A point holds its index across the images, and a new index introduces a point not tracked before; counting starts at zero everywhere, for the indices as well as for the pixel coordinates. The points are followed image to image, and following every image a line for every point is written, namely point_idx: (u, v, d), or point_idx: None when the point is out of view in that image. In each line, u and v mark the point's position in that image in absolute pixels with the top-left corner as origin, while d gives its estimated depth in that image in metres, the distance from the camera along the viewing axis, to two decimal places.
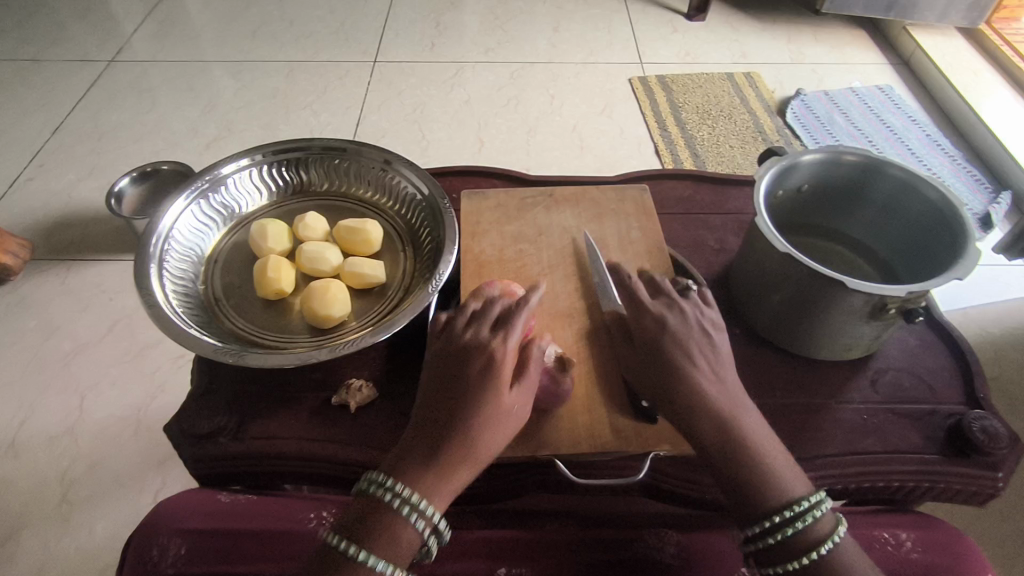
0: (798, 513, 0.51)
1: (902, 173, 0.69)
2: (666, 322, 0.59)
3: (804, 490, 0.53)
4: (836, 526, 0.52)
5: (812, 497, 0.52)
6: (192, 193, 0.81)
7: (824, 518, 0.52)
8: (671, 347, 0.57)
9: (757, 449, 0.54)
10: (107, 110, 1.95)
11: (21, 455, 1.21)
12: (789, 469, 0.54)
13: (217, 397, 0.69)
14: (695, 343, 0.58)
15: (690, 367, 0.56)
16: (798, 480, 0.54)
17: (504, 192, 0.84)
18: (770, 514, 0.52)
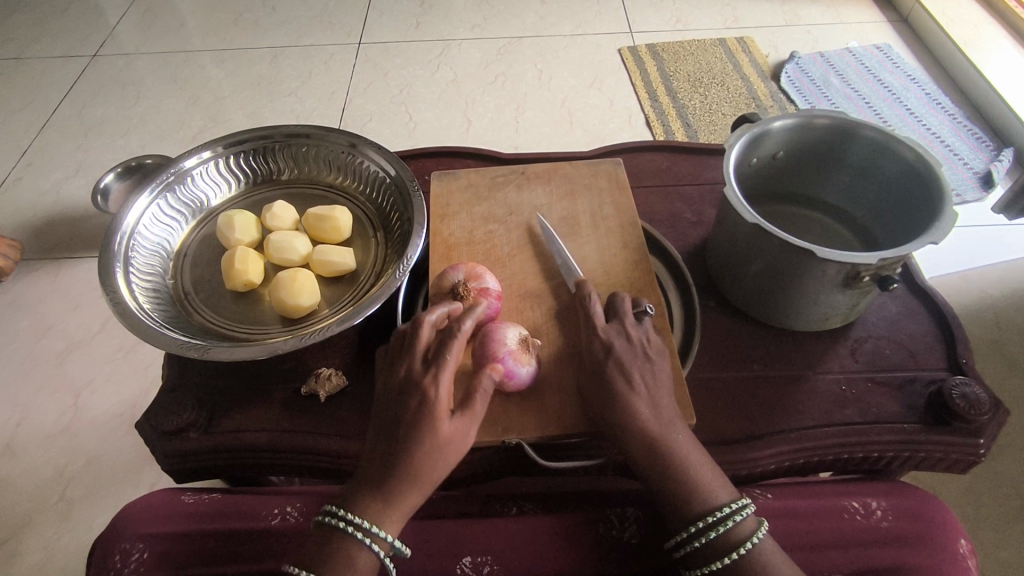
0: (718, 520, 0.53)
1: (876, 134, 0.66)
2: (607, 340, 0.58)
3: (726, 496, 0.55)
4: (758, 525, 0.54)
5: (733, 503, 0.54)
6: (156, 187, 0.80)
7: (745, 521, 0.54)
8: (607, 369, 0.57)
9: (688, 469, 0.55)
10: (92, 106, 1.94)
11: (20, 453, 1.23)
12: (712, 478, 0.56)
13: (186, 393, 0.68)
14: (636, 364, 0.57)
15: (624, 383, 0.56)
16: (720, 487, 0.55)
17: (474, 171, 0.82)
18: (694, 521, 0.54)
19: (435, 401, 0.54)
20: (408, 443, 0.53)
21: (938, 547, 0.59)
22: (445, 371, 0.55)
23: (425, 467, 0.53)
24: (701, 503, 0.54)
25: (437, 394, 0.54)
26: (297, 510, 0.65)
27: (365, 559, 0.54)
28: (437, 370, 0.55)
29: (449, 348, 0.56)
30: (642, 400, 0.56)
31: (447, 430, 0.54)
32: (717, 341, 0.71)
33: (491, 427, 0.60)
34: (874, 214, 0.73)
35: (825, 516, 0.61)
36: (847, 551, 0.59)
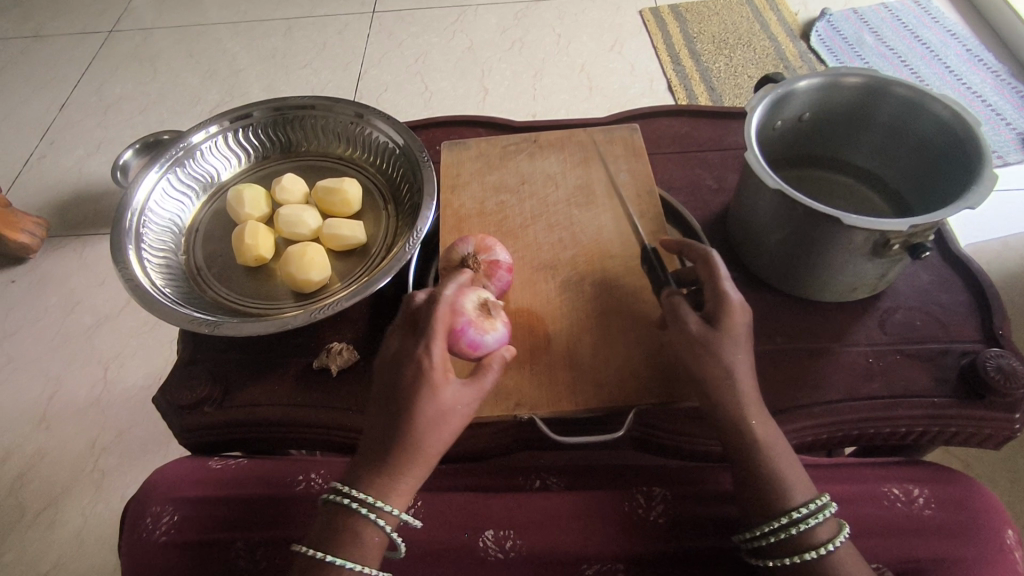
0: (798, 518, 0.48)
1: (910, 93, 0.62)
2: (738, 318, 0.52)
3: (808, 494, 0.49)
4: (840, 528, 0.49)
5: (815, 501, 0.49)
6: (165, 164, 0.79)
7: (825, 524, 0.48)
8: (729, 350, 0.51)
9: (773, 453, 0.50)
10: (111, 83, 1.94)
11: (54, 425, 1.27)
12: (794, 468, 0.50)
13: (200, 368, 0.68)
14: (740, 332, 0.52)
15: (735, 363, 0.51)
16: (802, 481, 0.50)
17: (485, 140, 0.80)
18: (774, 517, 0.49)
19: (429, 372, 0.50)
20: (407, 414, 0.50)
21: (986, 538, 0.55)
22: (438, 339, 0.51)
23: (428, 435, 0.50)
24: (787, 496, 0.49)
25: (430, 362, 0.50)
26: (320, 477, 0.65)
27: (377, 538, 0.51)
28: (429, 339, 0.51)
29: (437, 316, 0.52)
30: (749, 384, 0.51)
31: (452, 399, 0.51)
32: None
33: (503, 402, 0.59)
34: (907, 177, 0.69)
35: (863, 501, 0.58)
36: (886, 539, 0.56)
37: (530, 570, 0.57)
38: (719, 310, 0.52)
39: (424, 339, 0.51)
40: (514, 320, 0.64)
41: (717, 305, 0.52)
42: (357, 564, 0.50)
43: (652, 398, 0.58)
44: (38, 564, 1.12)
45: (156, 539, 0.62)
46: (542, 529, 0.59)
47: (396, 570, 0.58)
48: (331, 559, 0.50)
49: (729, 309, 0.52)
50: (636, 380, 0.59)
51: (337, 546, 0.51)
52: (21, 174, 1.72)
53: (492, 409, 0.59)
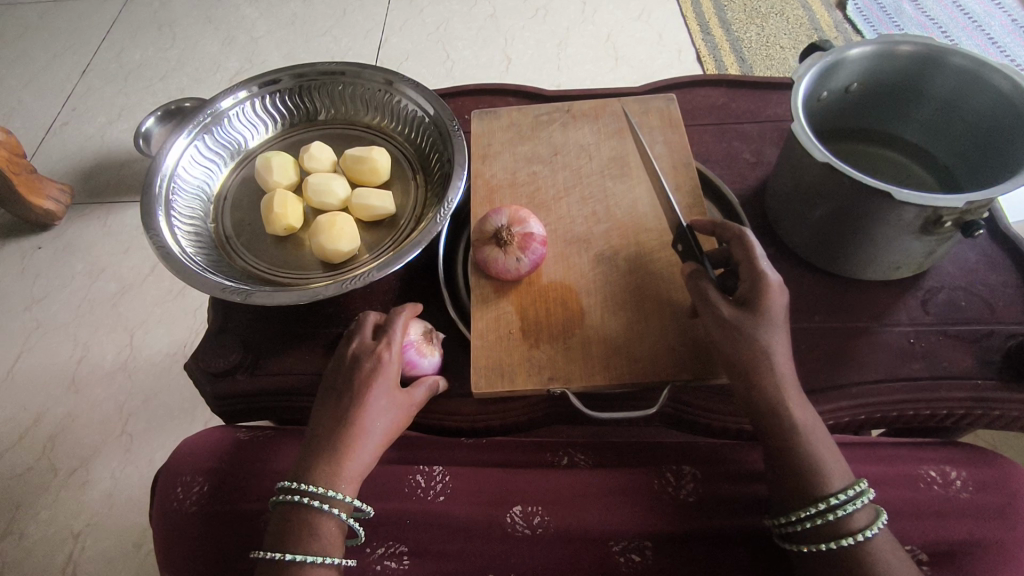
0: (836, 505, 0.47)
1: (968, 62, 0.59)
2: (775, 301, 0.50)
3: (846, 479, 0.48)
4: (877, 517, 0.47)
5: (853, 488, 0.47)
6: (194, 129, 0.78)
7: (861, 512, 0.47)
8: (768, 332, 0.50)
9: (807, 437, 0.49)
10: (131, 49, 1.93)
11: (82, 389, 1.29)
12: (831, 453, 0.49)
13: (230, 336, 0.69)
14: (779, 313, 0.50)
15: (772, 344, 0.50)
16: (839, 466, 0.48)
17: (517, 110, 0.78)
18: (811, 502, 0.47)
19: (385, 368, 0.54)
20: (359, 402, 0.53)
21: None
22: (396, 340, 0.56)
23: (373, 424, 0.53)
24: (825, 481, 0.47)
25: (387, 361, 0.55)
26: None
27: (334, 527, 0.51)
28: (384, 344, 0.55)
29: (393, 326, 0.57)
30: (784, 365, 0.50)
31: (395, 399, 0.55)
32: None
33: (536, 375, 0.59)
34: (957, 152, 0.67)
35: (898, 483, 0.57)
36: (922, 521, 0.55)
37: (557, 546, 0.57)
38: (757, 293, 0.50)
39: (382, 340, 0.56)
40: (549, 295, 0.63)
41: (756, 286, 0.51)
42: (320, 557, 0.50)
43: (688, 374, 0.57)
44: (71, 523, 1.15)
45: (187, 507, 0.63)
46: (569, 507, 0.59)
47: (425, 542, 0.58)
48: (294, 556, 0.49)
49: (768, 291, 0.50)
50: (670, 357, 0.58)
51: (294, 543, 0.50)
52: (45, 141, 1.73)
53: (525, 382, 0.58)
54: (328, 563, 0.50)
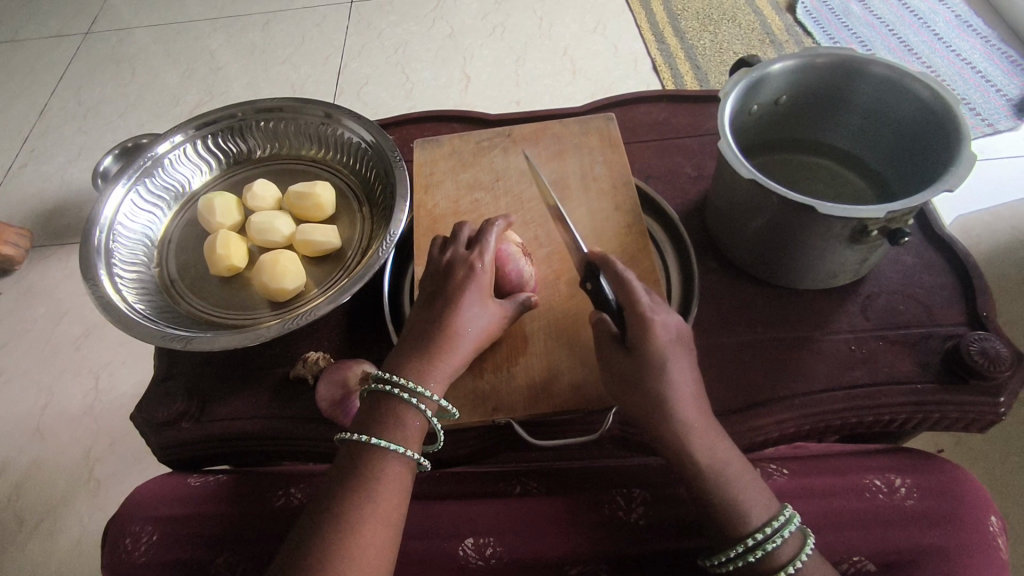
0: (766, 535, 0.47)
1: (888, 72, 0.60)
2: (660, 336, 0.51)
3: (767, 513, 0.48)
4: (805, 541, 0.48)
5: (780, 514, 0.48)
6: (131, 178, 0.77)
7: (789, 540, 0.48)
8: (660, 370, 0.50)
9: (716, 473, 0.49)
10: (88, 86, 1.91)
11: (47, 436, 1.26)
12: (753, 486, 0.50)
13: (175, 384, 0.68)
14: (671, 353, 0.51)
15: (668, 382, 0.50)
16: (761, 498, 0.49)
17: (458, 136, 0.78)
18: (738, 541, 0.48)
19: (478, 277, 0.57)
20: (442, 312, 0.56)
21: (968, 525, 0.55)
22: (488, 253, 0.58)
23: (468, 327, 0.56)
24: (746, 519, 0.48)
25: (480, 270, 0.57)
26: (301, 491, 0.63)
27: (416, 425, 0.54)
28: (478, 250, 0.58)
29: (485, 235, 0.59)
30: (690, 396, 0.51)
31: (487, 303, 0.57)
32: (718, 303, 0.67)
33: (480, 407, 0.58)
34: (886, 158, 0.68)
35: (843, 493, 0.58)
36: (867, 532, 0.56)
37: None
38: (642, 337, 0.51)
39: (475, 251, 0.58)
40: None
41: (637, 326, 0.51)
42: (400, 446, 0.52)
43: None
44: None
45: (135, 559, 0.60)
46: (523, 538, 0.58)
47: None
48: (378, 442, 0.52)
49: (649, 326, 0.51)
50: None
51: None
52: (3, 184, 1.70)
53: (470, 414, 0.58)
54: (403, 457, 0.52)
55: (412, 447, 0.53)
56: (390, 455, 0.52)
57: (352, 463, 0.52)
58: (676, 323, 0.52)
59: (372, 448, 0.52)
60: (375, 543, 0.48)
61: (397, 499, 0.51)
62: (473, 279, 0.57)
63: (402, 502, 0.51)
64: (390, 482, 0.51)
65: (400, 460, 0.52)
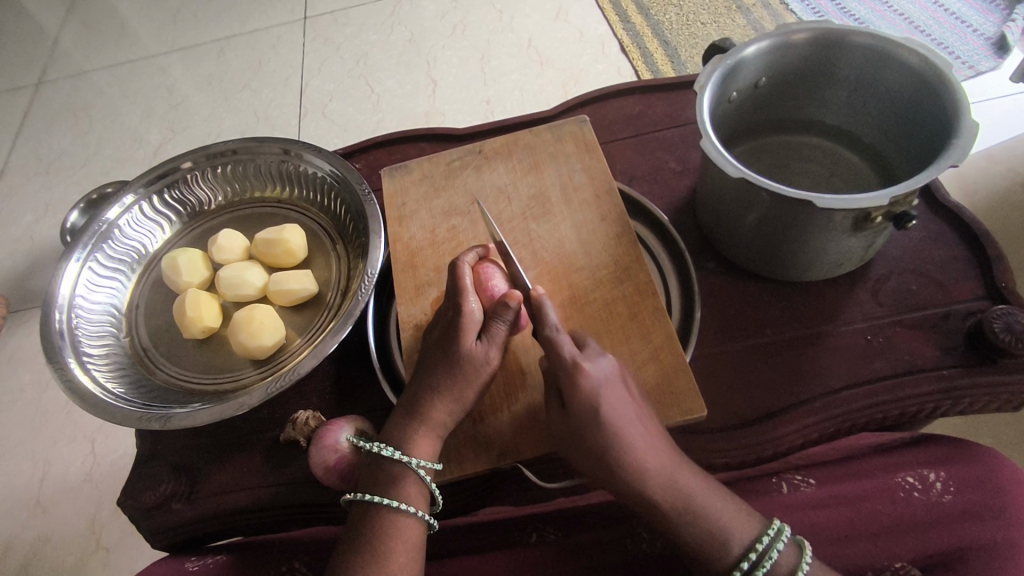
0: (761, 554, 0.45)
1: (872, 42, 0.56)
2: (587, 383, 0.46)
3: (752, 534, 0.46)
4: (801, 551, 0.46)
5: (769, 529, 0.47)
6: (85, 250, 0.73)
7: (785, 551, 0.46)
8: (594, 419, 0.46)
9: (693, 507, 0.46)
10: (48, 138, 1.85)
11: (49, 509, 1.22)
12: (729, 510, 0.47)
13: (160, 463, 0.64)
14: (606, 399, 0.46)
15: (614, 426, 0.46)
16: (741, 521, 0.47)
17: (426, 159, 0.73)
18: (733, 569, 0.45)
19: (461, 322, 0.52)
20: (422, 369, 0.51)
21: (1010, 518, 0.52)
22: (468, 291, 0.53)
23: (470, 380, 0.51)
24: (728, 547, 0.45)
25: (462, 314, 0.52)
26: (304, 564, 0.59)
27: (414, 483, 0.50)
28: (460, 295, 0.53)
29: (459, 274, 0.54)
30: (635, 435, 0.46)
31: (472, 348, 0.51)
32: (721, 306, 0.63)
33: (484, 454, 0.54)
34: (878, 130, 0.64)
35: (878, 497, 0.55)
36: (903, 536, 0.53)
37: None
38: (569, 385, 0.47)
39: (456, 294, 0.54)
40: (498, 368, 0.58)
41: (564, 374, 0.47)
42: (398, 501, 0.49)
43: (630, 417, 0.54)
44: None
45: None
46: None
47: None
48: (379, 499, 0.49)
49: (575, 373, 0.46)
50: None
51: None
52: None
53: (473, 464, 0.54)
54: (408, 513, 0.49)
55: (416, 502, 0.50)
56: (393, 512, 0.49)
57: (355, 527, 0.49)
58: (604, 364, 0.48)
59: (371, 508, 0.49)
60: None
61: (410, 558, 0.48)
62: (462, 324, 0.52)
63: (415, 564, 0.48)
64: (399, 541, 0.48)
65: (406, 517, 0.49)
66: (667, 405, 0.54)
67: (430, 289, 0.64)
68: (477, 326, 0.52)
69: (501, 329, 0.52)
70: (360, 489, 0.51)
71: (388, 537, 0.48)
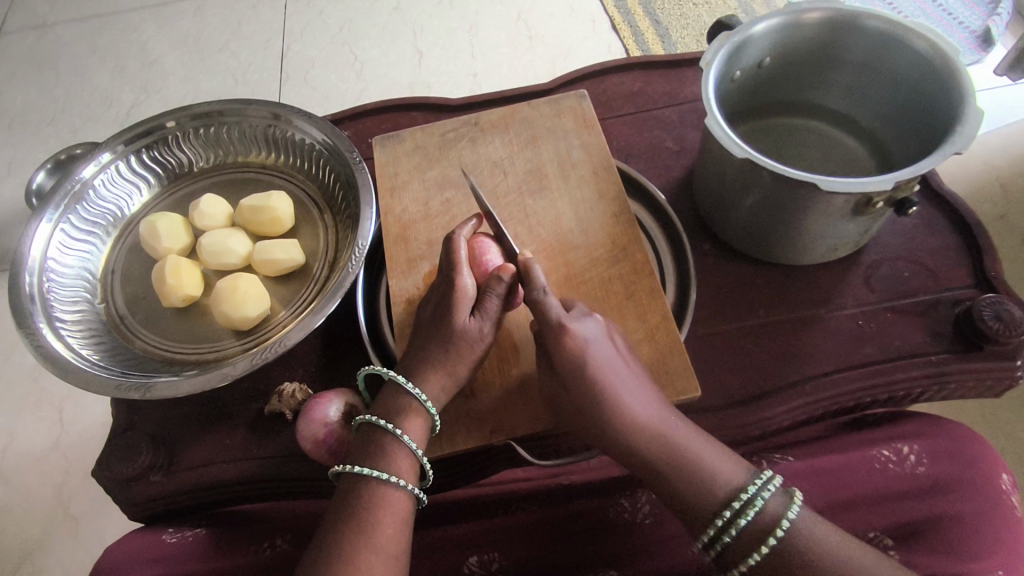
0: (746, 502, 0.45)
1: (880, 26, 0.56)
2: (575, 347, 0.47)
3: (739, 481, 0.46)
4: (791, 499, 0.45)
5: (757, 477, 0.47)
6: (57, 210, 0.69)
7: (772, 498, 0.46)
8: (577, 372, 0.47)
9: (681, 457, 0.47)
10: (10, 93, 1.76)
11: (14, 479, 1.18)
12: (717, 459, 0.47)
13: (138, 433, 0.62)
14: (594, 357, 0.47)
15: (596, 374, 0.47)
16: (730, 468, 0.47)
17: (420, 130, 0.71)
18: (717, 515, 0.46)
19: (454, 299, 0.50)
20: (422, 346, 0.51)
21: (979, 488, 0.53)
22: (463, 266, 0.51)
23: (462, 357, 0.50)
24: (713, 492, 0.46)
25: (456, 290, 0.51)
26: (288, 540, 0.58)
27: (404, 457, 0.49)
28: (454, 269, 0.51)
29: (455, 247, 0.52)
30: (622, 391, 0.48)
31: (467, 327, 0.50)
32: (716, 289, 0.63)
33: (477, 431, 0.54)
34: (882, 118, 0.64)
35: (854, 468, 0.56)
36: (877, 507, 0.54)
37: None
38: (555, 345, 0.48)
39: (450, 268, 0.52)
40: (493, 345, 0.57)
41: (549, 333, 0.48)
42: (386, 473, 0.48)
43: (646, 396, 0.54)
44: None
45: None
46: (530, 551, 0.56)
47: None
48: (367, 470, 0.48)
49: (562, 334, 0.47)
50: None
51: None
52: None
53: (466, 440, 0.54)
54: (397, 485, 0.48)
55: (406, 474, 0.49)
56: (380, 484, 0.48)
57: (342, 498, 0.48)
58: (590, 327, 0.49)
59: (360, 479, 0.48)
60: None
61: (397, 531, 0.47)
62: (456, 301, 0.51)
63: (403, 538, 0.47)
64: (386, 513, 0.47)
65: (394, 489, 0.48)
66: (661, 385, 0.54)
67: (422, 263, 0.62)
68: (471, 303, 0.51)
69: (496, 305, 0.51)
70: (350, 459, 0.50)
71: (376, 509, 0.47)
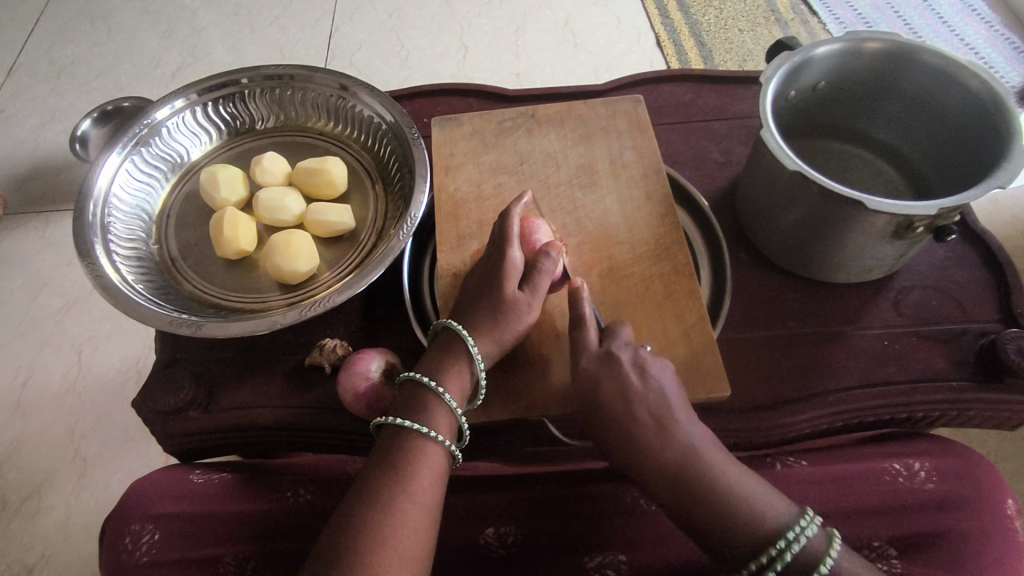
0: (790, 542, 0.44)
1: (938, 62, 0.58)
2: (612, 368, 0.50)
3: (782, 519, 0.45)
4: (831, 541, 0.45)
5: (801, 516, 0.45)
6: (126, 146, 0.72)
7: (814, 539, 0.45)
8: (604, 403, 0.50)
9: (716, 484, 0.47)
10: (62, 43, 1.79)
11: (28, 415, 1.18)
12: (756, 492, 0.47)
13: (181, 370, 0.64)
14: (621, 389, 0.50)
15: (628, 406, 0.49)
16: (774, 505, 0.46)
17: (479, 115, 0.74)
18: (754, 554, 0.45)
19: (503, 271, 0.54)
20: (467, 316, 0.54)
21: (982, 509, 0.56)
22: (513, 243, 0.55)
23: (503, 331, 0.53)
24: (752, 529, 0.45)
25: (506, 264, 0.54)
26: (311, 492, 0.61)
27: (444, 416, 0.52)
28: (506, 245, 0.55)
29: (509, 224, 0.56)
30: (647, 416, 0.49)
31: (516, 298, 0.54)
32: (749, 297, 0.65)
33: (511, 405, 0.56)
34: (926, 153, 0.66)
35: (866, 479, 0.58)
36: (884, 517, 0.56)
37: (534, 558, 0.57)
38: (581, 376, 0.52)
39: (502, 245, 0.55)
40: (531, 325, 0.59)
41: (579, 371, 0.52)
42: (426, 428, 0.50)
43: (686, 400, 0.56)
44: (22, 557, 1.05)
45: (137, 559, 0.57)
46: (544, 528, 0.58)
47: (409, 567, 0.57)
48: (409, 424, 0.50)
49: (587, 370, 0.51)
50: None
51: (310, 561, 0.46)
52: None
53: (500, 411, 0.56)
54: (435, 440, 0.50)
55: (444, 432, 0.51)
56: (421, 438, 0.50)
57: (384, 448, 0.50)
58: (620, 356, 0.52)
59: (402, 431, 0.50)
60: (410, 523, 0.46)
61: (433, 486, 0.49)
62: (505, 274, 0.54)
63: (437, 491, 0.49)
64: (425, 467, 0.49)
65: (432, 445, 0.50)
66: (692, 379, 0.56)
67: (470, 241, 0.65)
68: (520, 278, 0.55)
69: (544, 281, 0.54)
70: (392, 413, 0.52)
71: (415, 461, 0.49)
